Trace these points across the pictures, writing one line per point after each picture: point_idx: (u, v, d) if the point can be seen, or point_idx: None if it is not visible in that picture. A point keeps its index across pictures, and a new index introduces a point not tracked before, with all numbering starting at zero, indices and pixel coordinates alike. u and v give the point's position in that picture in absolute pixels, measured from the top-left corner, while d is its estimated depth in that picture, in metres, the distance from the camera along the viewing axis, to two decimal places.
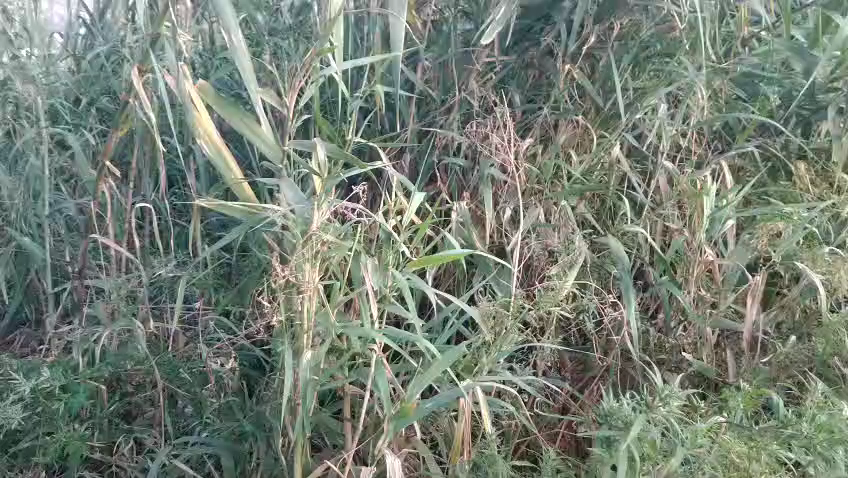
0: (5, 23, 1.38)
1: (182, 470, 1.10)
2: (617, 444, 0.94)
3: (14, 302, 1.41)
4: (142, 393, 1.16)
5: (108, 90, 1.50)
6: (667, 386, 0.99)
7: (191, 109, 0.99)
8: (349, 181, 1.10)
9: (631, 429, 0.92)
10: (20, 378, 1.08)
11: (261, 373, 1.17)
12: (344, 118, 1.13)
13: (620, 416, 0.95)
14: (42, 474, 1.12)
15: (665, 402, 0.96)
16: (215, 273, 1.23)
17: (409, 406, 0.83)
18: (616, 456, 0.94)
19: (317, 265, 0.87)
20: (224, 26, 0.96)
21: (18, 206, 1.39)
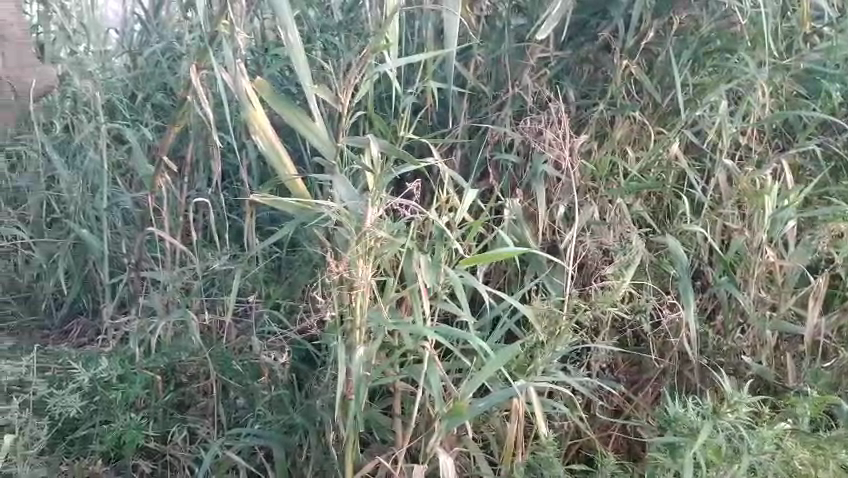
0: (63, 17, 1.47)
1: (235, 462, 1.12)
2: (683, 450, 0.94)
3: (73, 292, 1.45)
4: (195, 384, 1.19)
5: (163, 87, 1.53)
6: (736, 392, 0.96)
7: (247, 105, 1.01)
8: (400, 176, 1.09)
9: (699, 434, 0.93)
10: (82, 367, 1.14)
11: (310, 367, 1.17)
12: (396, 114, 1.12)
13: (685, 422, 0.95)
14: (98, 462, 1.14)
15: (734, 409, 0.94)
16: (266, 267, 1.25)
17: (462, 404, 0.83)
18: (681, 462, 0.94)
19: (370, 261, 0.87)
20: (281, 25, 0.98)
21: (77, 200, 1.45)
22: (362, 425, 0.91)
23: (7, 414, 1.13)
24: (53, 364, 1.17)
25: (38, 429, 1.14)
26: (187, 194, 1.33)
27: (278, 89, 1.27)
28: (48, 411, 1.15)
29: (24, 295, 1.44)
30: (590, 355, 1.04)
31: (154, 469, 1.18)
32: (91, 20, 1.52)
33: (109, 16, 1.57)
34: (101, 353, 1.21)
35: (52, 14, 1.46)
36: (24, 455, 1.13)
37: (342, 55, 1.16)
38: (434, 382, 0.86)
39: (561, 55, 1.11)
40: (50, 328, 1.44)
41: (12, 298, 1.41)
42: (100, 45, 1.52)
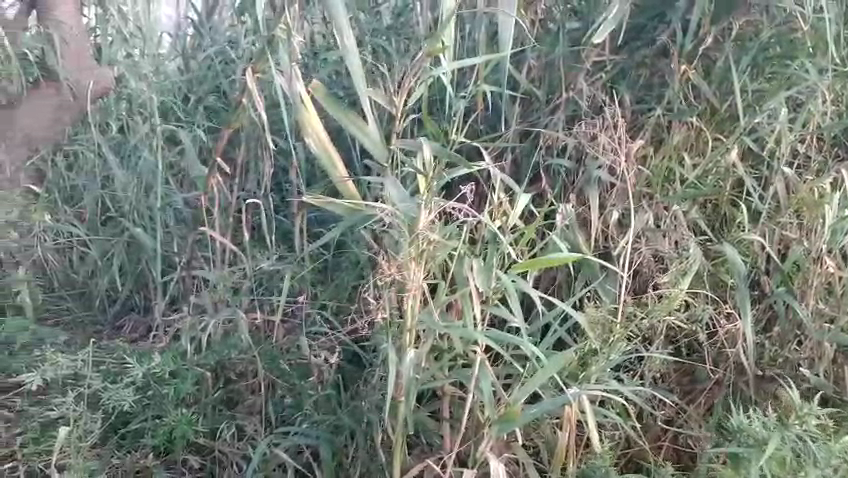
0: (119, 21, 1.49)
1: (282, 461, 1.13)
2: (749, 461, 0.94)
3: (126, 288, 1.49)
4: (244, 382, 1.21)
5: (215, 89, 1.56)
6: (804, 402, 0.96)
7: (301, 107, 1.02)
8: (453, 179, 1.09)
9: (766, 446, 0.92)
10: (135, 363, 1.18)
11: (358, 367, 1.17)
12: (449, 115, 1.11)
13: (750, 434, 0.94)
14: (149, 456, 1.17)
15: (802, 421, 0.93)
16: (313, 269, 1.26)
17: (515, 409, 0.82)
18: (746, 473, 0.94)
19: (422, 263, 0.86)
20: (337, 28, 0.99)
21: (132, 199, 1.49)
22: (412, 428, 0.91)
23: (63, 406, 1.16)
24: (108, 359, 1.20)
25: (92, 422, 1.17)
26: (238, 195, 1.36)
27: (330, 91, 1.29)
28: (102, 404, 1.18)
29: (81, 290, 1.47)
30: (644, 364, 1.02)
31: (203, 465, 1.19)
32: (147, 24, 1.52)
33: (163, 19, 1.54)
34: (154, 349, 1.25)
35: (110, 17, 1.48)
36: (79, 448, 1.15)
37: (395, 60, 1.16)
38: (485, 387, 0.84)
39: (617, 59, 1.09)
40: (103, 323, 1.47)
41: (67, 295, 1.46)
42: (153, 49, 1.53)
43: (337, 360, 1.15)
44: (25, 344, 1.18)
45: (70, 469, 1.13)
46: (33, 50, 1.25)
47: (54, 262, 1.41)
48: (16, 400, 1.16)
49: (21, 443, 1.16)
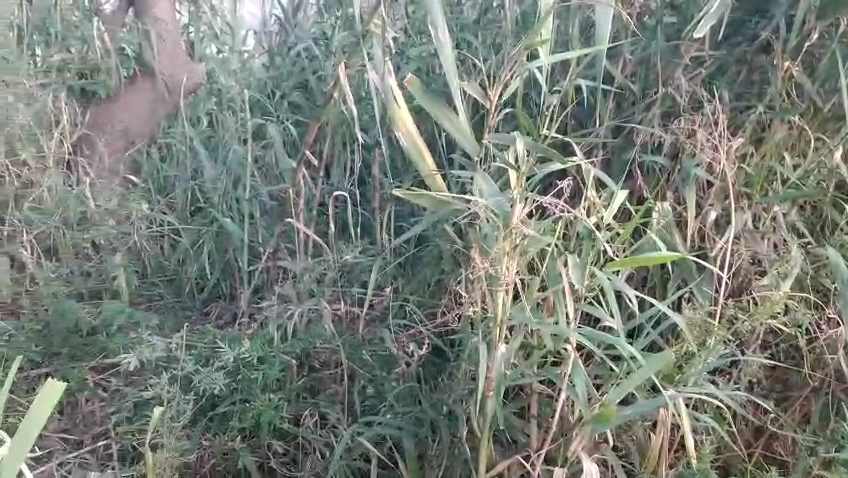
0: (213, 17, 1.74)
1: (367, 450, 1.14)
2: None
3: (213, 276, 1.53)
4: (327, 371, 1.25)
5: (300, 84, 1.58)
6: None
7: (393, 101, 1.02)
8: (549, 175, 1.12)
9: None
10: (227, 349, 1.23)
11: (441, 362, 1.18)
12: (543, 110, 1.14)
13: None
14: (236, 439, 1.20)
15: None
16: (396, 263, 1.28)
17: (611, 409, 0.80)
18: None
19: (515, 258, 0.85)
20: (431, 22, 0.97)
21: (220, 190, 1.54)
22: (502, 422, 0.91)
23: (157, 386, 1.22)
24: (199, 344, 1.27)
25: (184, 403, 1.21)
26: (324, 189, 1.40)
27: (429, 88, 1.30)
28: (194, 387, 1.22)
29: (172, 276, 1.57)
30: (740, 369, 1.00)
31: (286, 450, 1.22)
32: (233, 22, 1.71)
33: (247, 19, 1.71)
34: (243, 335, 1.30)
35: (202, 14, 1.74)
36: (170, 428, 1.18)
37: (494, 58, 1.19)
38: (579, 386, 0.84)
39: (717, 54, 1.07)
40: (192, 309, 1.53)
41: (159, 280, 1.58)
42: (239, 46, 1.70)
43: (426, 351, 1.16)
44: (121, 326, 1.34)
45: (163, 448, 1.16)
46: (133, 46, 1.70)
47: (147, 250, 1.56)
48: (112, 380, 1.28)
49: (115, 422, 1.24)
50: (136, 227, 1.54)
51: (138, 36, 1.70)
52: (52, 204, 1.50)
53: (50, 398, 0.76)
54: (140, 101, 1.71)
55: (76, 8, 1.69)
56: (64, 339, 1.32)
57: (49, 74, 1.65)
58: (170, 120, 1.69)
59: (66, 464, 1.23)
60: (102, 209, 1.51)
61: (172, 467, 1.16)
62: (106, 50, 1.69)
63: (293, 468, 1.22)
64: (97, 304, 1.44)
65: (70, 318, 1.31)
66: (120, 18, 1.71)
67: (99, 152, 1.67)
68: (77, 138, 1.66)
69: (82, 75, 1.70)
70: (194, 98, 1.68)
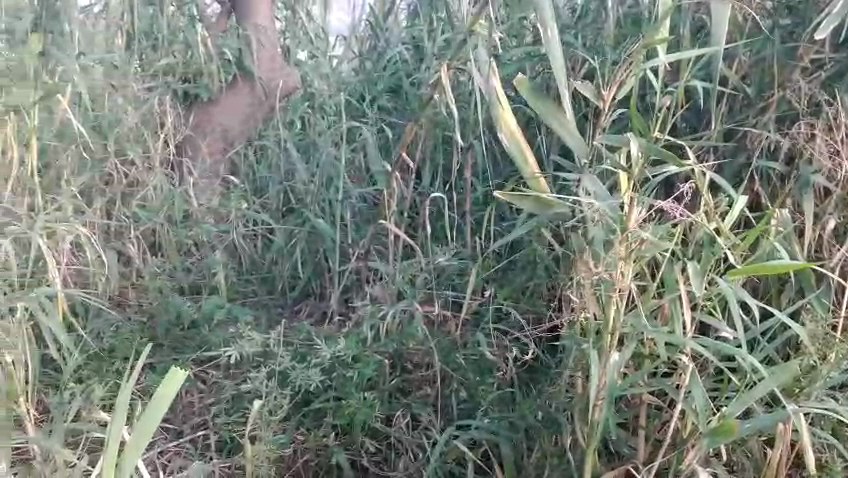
0: (307, 22, 1.79)
1: (463, 452, 1.13)
2: None
3: (305, 275, 1.57)
4: (419, 372, 1.25)
5: (391, 87, 1.59)
6: None
7: (497, 102, 1.01)
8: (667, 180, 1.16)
9: None
10: (324, 346, 1.26)
11: (544, 369, 1.19)
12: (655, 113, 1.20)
13: None
14: (331, 436, 1.22)
15: None
16: (488, 266, 1.28)
17: (730, 424, 0.82)
18: None
19: (631, 262, 0.91)
20: (541, 23, 0.98)
21: (313, 191, 1.58)
22: (614, 427, 0.96)
23: (256, 380, 1.25)
24: (296, 341, 1.32)
25: (281, 398, 1.23)
26: (415, 190, 1.42)
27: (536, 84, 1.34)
28: (291, 382, 1.25)
29: (265, 274, 1.61)
30: None
31: (379, 449, 1.23)
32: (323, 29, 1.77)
33: (335, 25, 1.77)
34: (338, 334, 1.35)
35: (299, 20, 1.80)
36: (268, 422, 1.20)
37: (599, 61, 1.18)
38: (697, 395, 0.87)
39: (838, 56, 1.02)
40: (283, 306, 1.57)
41: (254, 278, 1.62)
42: (328, 51, 1.75)
43: (530, 355, 1.17)
44: (220, 321, 1.39)
45: (261, 440, 1.17)
46: (233, 51, 1.75)
47: (242, 248, 1.62)
48: (212, 372, 1.32)
49: (214, 413, 1.27)
50: (235, 225, 1.60)
51: (239, 40, 1.74)
52: (158, 203, 1.59)
53: (168, 392, 0.76)
54: (240, 104, 1.77)
55: (182, 15, 1.77)
56: (166, 332, 1.38)
57: (156, 78, 1.73)
58: (266, 123, 1.76)
59: (166, 452, 1.25)
60: (204, 207, 1.61)
61: (268, 460, 1.17)
62: (209, 55, 1.75)
63: (386, 468, 1.23)
64: (197, 298, 1.50)
65: (173, 311, 1.39)
66: (223, 23, 1.80)
67: (202, 153, 1.73)
68: (180, 139, 1.73)
69: (186, 78, 1.77)
70: (288, 102, 1.74)
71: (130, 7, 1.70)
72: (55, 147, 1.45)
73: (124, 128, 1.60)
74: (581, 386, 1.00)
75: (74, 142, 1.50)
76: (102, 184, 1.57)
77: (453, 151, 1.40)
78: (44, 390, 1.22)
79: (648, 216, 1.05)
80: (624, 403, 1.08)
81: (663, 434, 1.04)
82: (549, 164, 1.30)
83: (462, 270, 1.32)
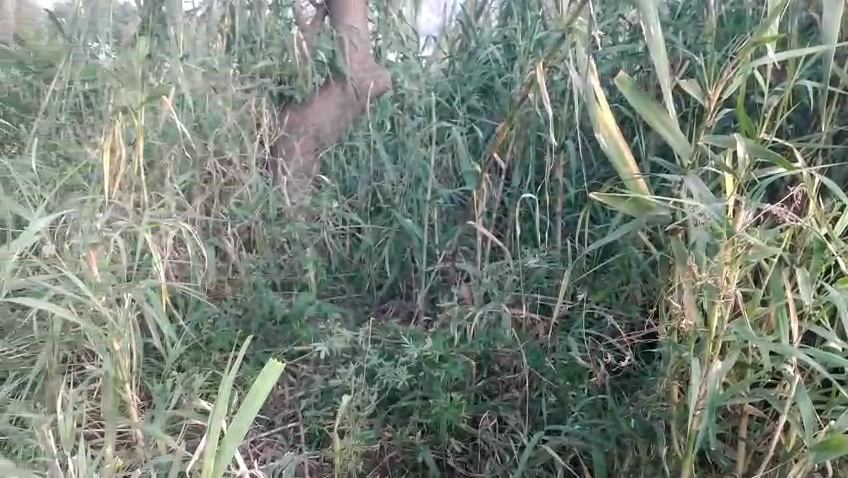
0: (399, 21, 1.82)
1: (553, 457, 1.12)
2: None
3: (393, 274, 1.59)
4: (507, 375, 1.24)
5: (480, 88, 1.59)
6: None
7: (595, 100, 1.00)
8: (773, 183, 1.11)
9: None
10: (411, 345, 1.26)
11: (638, 376, 1.15)
12: (760, 114, 1.16)
13: None
14: (417, 435, 1.22)
15: None
16: (579, 268, 1.26)
17: (840, 438, 0.78)
18: None
19: (737, 268, 0.89)
20: (644, 21, 0.97)
21: (403, 191, 1.60)
22: (713, 436, 0.94)
23: (345, 376, 1.27)
24: (383, 339, 1.34)
25: (368, 394, 1.25)
26: (504, 191, 1.41)
27: (637, 80, 1.33)
28: (378, 379, 1.26)
29: (352, 273, 1.65)
30: None
31: (465, 450, 1.23)
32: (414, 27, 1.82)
33: (426, 26, 1.84)
34: (425, 333, 1.35)
35: (391, 21, 1.82)
36: (356, 417, 1.22)
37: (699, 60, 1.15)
38: (804, 408, 0.83)
39: None
40: (370, 304, 1.60)
41: (342, 276, 1.66)
42: (419, 52, 1.79)
43: (624, 363, 1.14)
44: (311, 316, 1.42)
45: (350, 435, 1.19)
46: (326, 52, 1.76)
47: (332, 246, 1.66)
48: (301, 366, 1.35)
49: (304, 406, 1.30)
50: (325, 224, 1.64)
51: (333, 42, 1.76)
52: (254, 201, 1.64)
53: (266, 383, 0.78)
54: (330, 104, 1.80)
55: (278, 18, 1.81)
56: (259, 326, 1.42)
57: (254, 78, 1.77)
58: (357, 124, 1.80)
59: (258, 442, 1.29)
60: (297, 206, 1.64)
61: (356, 454, 1.18)
62: (303, 56, 1.78)
63: (472, 469, 1.22)
64: (288, 294, 1.55)
65: (267, 305, 1.42)
66: (318, 25, 1.82)
67: (295, 153, 1.78)
68: (276, 138, 1.78)
69: (281, 80, 1.82)
70: (378, 102, 1.78)
71: (229, 11, 1.77)
72: (160, 146, 1.53)
73: (224, 128, 1.65)
74: (681, 392, 1.01)
75: (178, 142, 1.57)
76: (202, 182, 1.64)
77: (545, 151, 1.38)
78: (147, 377, 1.28)
79: (755, 220, 1.01)
80: (723, 413, 1.04)
81: (765, 447, 1.00)
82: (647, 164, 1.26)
83: (551, 273, 1.30)
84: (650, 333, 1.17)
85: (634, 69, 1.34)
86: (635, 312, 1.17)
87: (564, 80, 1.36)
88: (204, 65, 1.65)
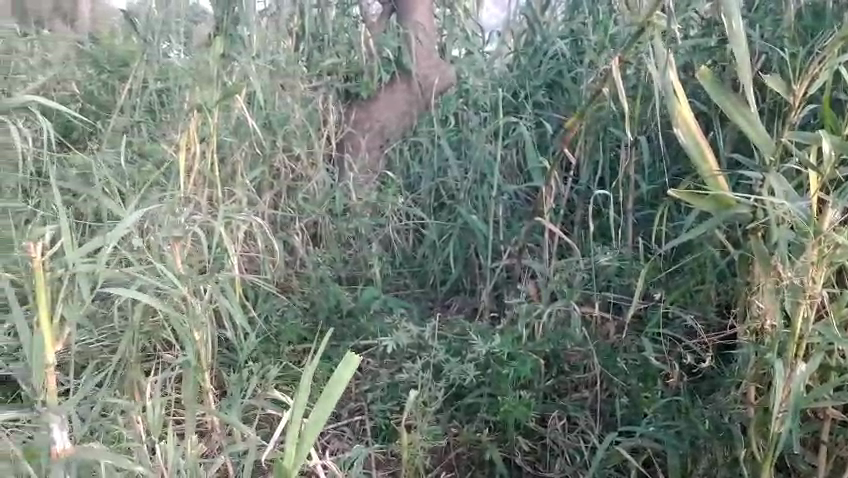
0: (464, 18, 1.83)
1: (625, 457, 1.10)
2: None
3: (457, 269, 1.59)
4: (577, 374, 1.23)
5: (546, 83, 1.58)
6: None
7: (674, 94, 0.98)
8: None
9: None
10: (479, 342, 1.26)
11: (716, 377, 1.13)
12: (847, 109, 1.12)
13: None
14: (485, 431, 1.22)
15: None
16: (654, 266, 1.25)
17: None
18: None
19: (822, 269, 0.86)
20: (726, 14, 0.94)
21: (469, 186, 1.59)
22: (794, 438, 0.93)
23: (413, 371, 1.28)
24: (450, 335, 1.34)
25: (436, 390, 1.25)
26: (572, 188, 1.39)
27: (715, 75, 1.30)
28: (446, 375, 1.26)
29: (416, 268, 1.65)
30: None
31: (532, 448, 1.21)
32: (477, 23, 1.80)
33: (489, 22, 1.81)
34: (492, 330, 1.34)
35: (457, 18, 1.84)
36: (423, 412, 1.22)
37: (783, 55, 1.11)
38: None
39: None
40: (435, 300, 1.60)
41: (406, 271, 1.66)
42: (482, 47, 1.78)
43: (704, 365, 1.13)
44: (377, 311, 1.44)
45: (418, 429, 1.20)
46: (394, 52, 1.79)
47: (396, 242, 1.67)
48: (368, 360, 1.37)
49: (371, 400, 1.31)
50: (391, 219, 1.65)
51: (399, 40, 1.78)
52: (321, 196, 1.66)
53: (344, 378, 0.79)
54: (396, 102, 1.82)
55: (345, 16, 1.83)
56: (326, 318, 1.44)
57: (321, 77, 1.79)
58: (421, 120, 1.81)
59: (326, 434, 1.29)
60: (363, 201, 1.66)
61: (424, 449, 1.19)
62: (369, 54, 1.79)
63: (540, 468, 1.21)
64: (354, 288, 1.57)
65: (333, 299, 1.44)
66: (384, 23, 1.83)
67: (362, 150, 1.79)
68: (342, 135, 1.80)
69: (347, 77, 1.82)
70: (443, 99, 1.79)
71: (297, 10, 1.80)
72: (232, 143, 1.56)
73: (292, 126, 1.67)
74: (762, 396, 0.98)
75: (248, 139, 1.60)
76: (270, 178, 1.66)
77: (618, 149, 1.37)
78: (221, 367, 1.31)
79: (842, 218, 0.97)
80: (804, 416, 1.02)
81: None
82: (724, 160, 1.24)
83: (622, 271, 1.28)
84: (729, 333, 1.15)
85: (711, 62, 1.30)
86: (714, 313, 1.15)
87: (637, 75, 1.33)
88: (273, 64, 1.69)
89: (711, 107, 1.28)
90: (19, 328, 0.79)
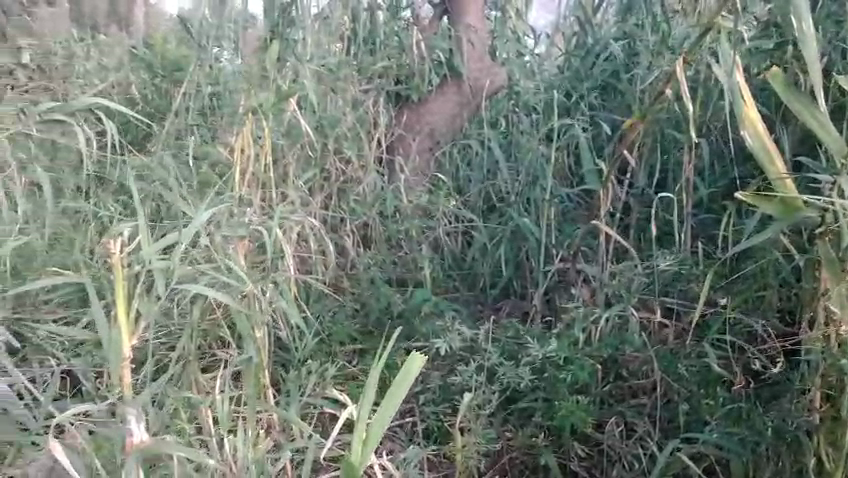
0: (516, 19, 1.79)
1: (687, 465, 1.08)
2: None
3: (508, 272, 1.58)
4: (635, 380, 1.21)
5: (599, 85, 1.56)
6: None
7: (740, 96, 0.96)
8: None
9: None
10: (535, 346, 1.25)
11: (782, 384, 1.11)
12: None
13: None
14: (540, 436, 1.21)
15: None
16: (717, 273, 1.23)
17: None
18: None
19: None
20: (795, 14, 0.92)
21: (521, 189, 1.59)
22: None
23: (467, 373, 1.28)
24: (503, 338, 1.33)
25: (490, 393, 1.25)
26: (629, 191, 1.36)
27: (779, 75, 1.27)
28: (499, 378, 1.25)
29: (467, 271, 1.64)
30: None
31: (588, 454, 1.20)
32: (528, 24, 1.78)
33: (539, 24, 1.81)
34: (546, 334, 1.33)
35: (509, 19, 1.79)
36: (477, 416, 1.22)
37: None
38: None
39: None
40: (485, 302, 1.60)
41: (455, 273, 1.66)
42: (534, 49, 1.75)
43: (772, 371, 1.12)
44: (428, 313, 1.43)
45: (472, 432, 1.19)
46: (445, 53, 1.78)
47: (446, 244, 1.67)
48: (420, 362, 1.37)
49: (422, 401, 1.30)
50: (441, 222, 1.65)
51: (449, 42, 1.78)
52: (372, 198, 1.67)
53: (407, 380, 0.79)
54: (447, 103, 1.82)
55: (395, 19, 1.80)
56: (378, 319, 1.45)
57: (371, 79, 1.78)
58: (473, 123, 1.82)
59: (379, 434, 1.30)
60: (413, 204, 1.66)
61: (479, 452, 1.18)
62: (421, 56, 1.79)
63: (597, 474, 1.19)
64: (404, 290, 1.57)
65: (384, 300, 1.45)
66: (436, 26, 1.82)
67: (412, 152, 1.81)
68: (393, 138, 1.82)
69: (398, 80, 1.82)
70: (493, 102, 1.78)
71: (348, 12, 1.76)
72: (284, 146, 1.57)
73: (343, 128, 1.68)
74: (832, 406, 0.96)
75: (301, 141, 1.61)
76: (321, 180, 1.67)
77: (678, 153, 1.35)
78: (276, 366, 1.33)
79: None
80: None
81: None
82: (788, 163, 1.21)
83: (681, 276, 1.25)
84: (796, 340, 1.13)
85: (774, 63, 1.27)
86: (779, 319, 1.14)
87: (697, 77, 1.31)
88: (323, 67, 1.66)
89: (775, 109, 1.25)
90: (98, 322, 0.81)
